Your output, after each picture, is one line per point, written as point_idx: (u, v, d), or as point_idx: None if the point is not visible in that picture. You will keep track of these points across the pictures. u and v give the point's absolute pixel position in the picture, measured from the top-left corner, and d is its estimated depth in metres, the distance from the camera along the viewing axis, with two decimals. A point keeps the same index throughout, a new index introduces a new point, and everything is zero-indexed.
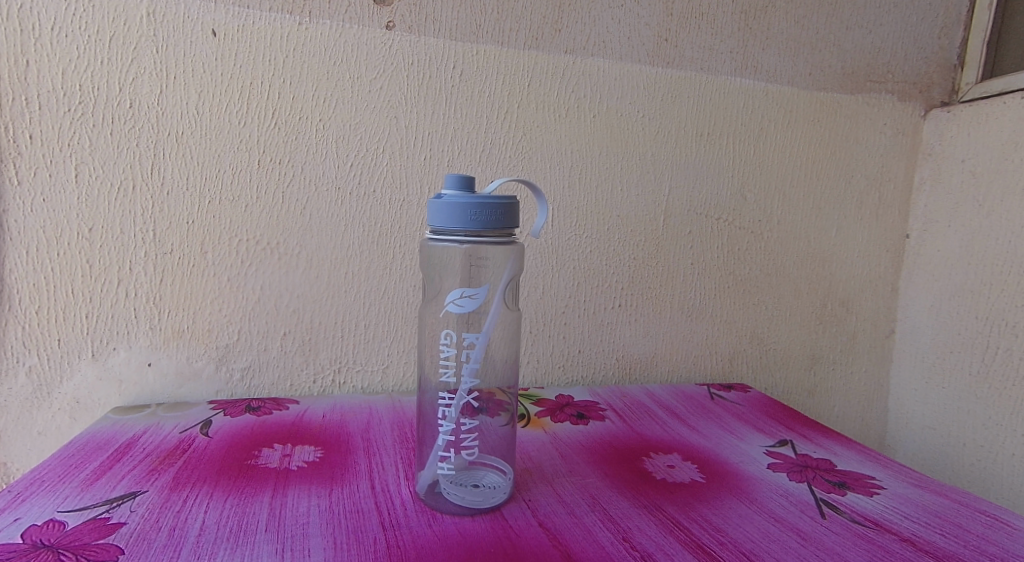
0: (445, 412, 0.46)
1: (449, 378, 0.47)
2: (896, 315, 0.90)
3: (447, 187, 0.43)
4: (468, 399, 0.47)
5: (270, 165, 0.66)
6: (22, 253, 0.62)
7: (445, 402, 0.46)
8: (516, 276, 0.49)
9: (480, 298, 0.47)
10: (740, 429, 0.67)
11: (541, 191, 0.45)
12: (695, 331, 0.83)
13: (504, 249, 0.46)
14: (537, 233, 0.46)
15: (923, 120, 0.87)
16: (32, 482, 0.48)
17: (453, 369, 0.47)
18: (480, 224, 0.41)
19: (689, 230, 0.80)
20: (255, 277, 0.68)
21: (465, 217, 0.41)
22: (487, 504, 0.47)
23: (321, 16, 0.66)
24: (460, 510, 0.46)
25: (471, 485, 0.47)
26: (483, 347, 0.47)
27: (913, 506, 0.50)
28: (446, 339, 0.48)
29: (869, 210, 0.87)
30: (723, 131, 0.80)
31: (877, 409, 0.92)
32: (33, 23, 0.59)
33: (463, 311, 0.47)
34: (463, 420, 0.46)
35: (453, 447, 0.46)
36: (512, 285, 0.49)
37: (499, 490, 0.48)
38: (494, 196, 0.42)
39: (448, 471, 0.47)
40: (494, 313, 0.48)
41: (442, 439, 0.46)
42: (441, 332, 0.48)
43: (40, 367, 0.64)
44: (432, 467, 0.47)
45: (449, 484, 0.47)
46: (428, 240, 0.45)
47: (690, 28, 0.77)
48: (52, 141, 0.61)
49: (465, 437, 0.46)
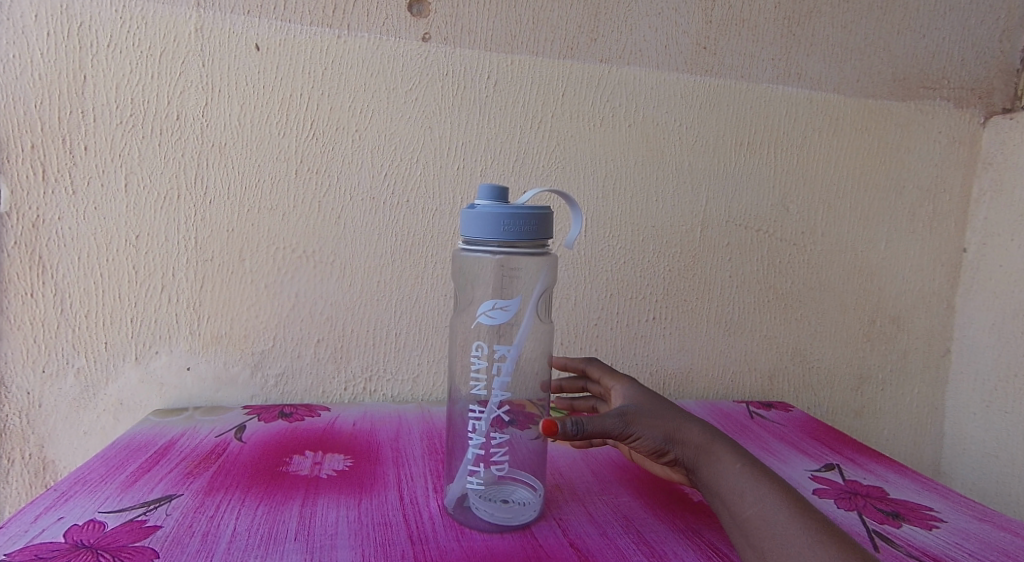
0: (475, 425, 0.45)
1: (480, 391, 0.46)
2: (951, 333, 0.86)
3: (480, 198, 0.43)
4: (499, 413, 0.45)
5: (307, 175, 0.67)
6: (74, 258, 0.64)
7: (475, 416, 0.45)
8: (549, 288, 0.48)
9: (513, 309, 0.45)
10: (783, 451, 0.64)
11: (575, 202, 0.44)
12: (733, 347, 0.80)
13: (537, 258, 0.46)
14: (571, 245, 0.44)
15: (981, 127, 0.83)
16: (76, 481, 0.49)
17: (485, 383, 0.46)
18: (513, 235, 0.40)
19: (727, 242, 0.78)
20: (291, 284, 0.69)
21: (498, 227, 0.40)
22: (517, 522, 0.46)
23: (359, 29, 0.66)
24: (489, 526, 0.45)
25: (501, 501, 0.46)
26: (514, 360, 0.46)
27: (976, 541, 0.47)
28: (477, 351, 0.47)
29: (922, 222, 0.83)
30: (764, 139, 0.78)
31: (931, 432, 0.87)
32: (90, 39, 0.61)
33: (495, 322, 0.46)
34: (493, 434, 0.45)
35: (482, 462, 0.45)
36: (545, 298, 0.48)
37: (529, 507, 0.47)
38: (527, 207, 0.41)
39: (478, 486, 0.46)
40: (526, 323, 0.47)
41: (471, 452, 0.45)
42: (473, 343, 0.47)
43: (87, 368, 0.66)
44: (462, 481, 0.46)
45: (478, 499, 0.46)
46: (461, 251, 0.44)
47: (730, 35, 0.75)
48: (105, 152, 0.63)
49: (494, 452, 0.45)
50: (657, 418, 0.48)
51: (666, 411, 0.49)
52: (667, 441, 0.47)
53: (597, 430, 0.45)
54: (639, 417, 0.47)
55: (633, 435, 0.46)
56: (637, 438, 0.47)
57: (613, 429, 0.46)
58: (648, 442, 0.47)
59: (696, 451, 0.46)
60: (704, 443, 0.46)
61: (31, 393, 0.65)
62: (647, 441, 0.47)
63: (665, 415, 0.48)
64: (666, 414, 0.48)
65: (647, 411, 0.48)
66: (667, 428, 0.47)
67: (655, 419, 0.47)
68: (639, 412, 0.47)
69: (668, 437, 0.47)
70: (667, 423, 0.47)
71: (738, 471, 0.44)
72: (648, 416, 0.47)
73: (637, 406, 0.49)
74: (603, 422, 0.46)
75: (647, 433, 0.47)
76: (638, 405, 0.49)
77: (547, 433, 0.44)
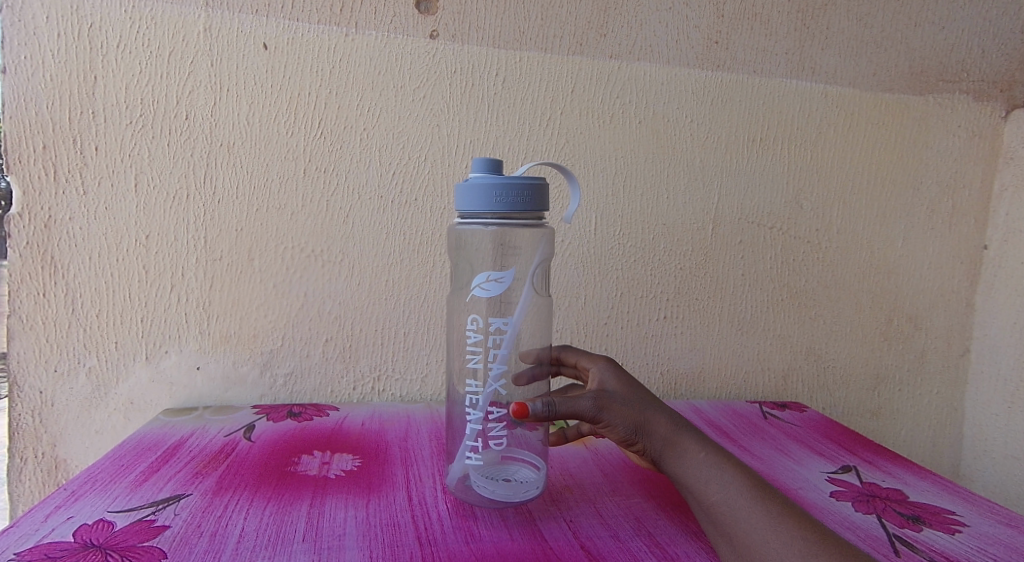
0: (474, 401, 0.45)
1: (477, 365, 0.46)
2: (971, 333, 0.84)
3: (476, 169, 0.42)
4: (496, 388, 0.45)
5: (316, 173, 0.67)
6: (85, 259, 0.64)
7: (473, 391, 0.45)
8: (547, 260, 0.48)
9: (507, 281, 0.45)
10: (798, 452, 0.63)
11: (570, 171, 0.44)
12: (747, 346, 0.79)
13: (532, 231, 0.48)
14: (569, 219, 0.43)
15: (1003, 121, 0.81)
16: (86, 481, 0.49)
17: (480, 356, 0.46)
18: (512, 203, 0.40)
19: (740, 239, 0.76)
20: (299, 283, 0.69)
21: (497, 196, 0.40)
22: (518, 498, 0.46)
23: (367, 27, 0.66)
24: (491, 503, 0.46)
25: (502, 479, 0.46)
26: (512, 335, 0.45)
27: (1000, 546, 0.46)
28: (473, 324, 0.46)
29: (941, 219, 0.81)
30: (778, 135, 0.76)
31: (950, 434, 0.86)
32: (100, 40, 0.62)
33: (490, 295, 0.45)
34: (491, 410, 0.45)
35: (481, 438, 0.45)
36: (542, 270, 0.48)
37: (530, 485, 0.47)
38: (525, 177, 0.40)
39: (477, 463, 0.46)
40: (524, 297, 0.47)
41: (470, 428, 0.45)
42: (467, 317, 0.47)
43: (98, 368, 0.66)
44: (461, 460, 0.47)
45: (479, 476, 0.46)
46: (459, 224, 0.43)
47: (742, 30, 0.74)
48: (115, 152, 0.63)
49: (493, 428, 0.45)
50: (630, 407, 0.46)
51: (638, 398, 0.47)
52: (636, 432, 0.46)
53: (570, 412, 0.44)
54: (611, 404, 0.46)
55: (604, 421, 0.45)
56: (607, 424, 0.45)
57: (586, 412, 0.45)
58: (617, 431, 0.46)
59: (662, 443, 0.46)
60: (670, 436, 0.46)
61: (43, 392, 0.65)
62: (617, 429, 0.46)
63: (636, 403, 0.47)
64: (638, 403, 0.47)
65: (620, 397, 0.47)
66: (638, 418, 0.46)
67: (628, 407, 0.46)
68: (613, 398, 0.46)
69: (637, 428, 0.46)
70: (638, 413, 0.46)
71: (701, 459, 0.44)
72: (622, 403, 0.46)
73: (612, 391, 0.47)
74: (576, 404, 0.44)
75: (617, 421, 0.45)
76: (613, 390, 0.47)
77: (517, 415, 0.42)
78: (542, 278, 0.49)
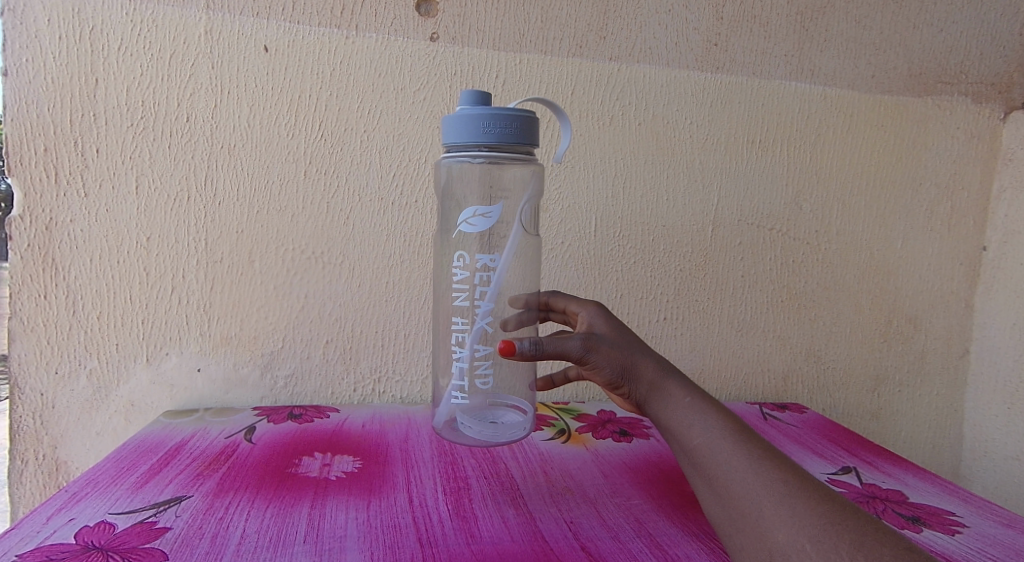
0: (461, 338, 0.49)
1: (463, 302, 0.49)
2: (971, 334, 0.84)
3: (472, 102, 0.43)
4: (484, 327, 0.49)
5: (317, 176, 0.67)
6: (86, 261, 0.64)
7: (461, 328, 0.49)
8: (536, 200, 0.52)
9: (494, 216, 0.48)
10: (799, 453, 0.63)
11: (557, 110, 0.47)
12: (746, 347, 0.79)
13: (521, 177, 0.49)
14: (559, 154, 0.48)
15: (1002, 123, 0.81)
16: (87, 482, 0.49)
17: (467, 294, 0.48)
18: (514, 133, 0.42)
19: (739, 240, 0.77)
20: (300, 286, 0.69)
21: (500, 125, 0.41)
22: (504, 438, 0.49)
23: (368, 30, 0.66)
24: (478, 442, 0.49)
25: (489, 421, 0.50)
26: (498, 272, 0.48)
27: (1000, 547, 0.46)
28: (460, 261, 0.49)
29: (940, 220, 0.82)
30: (777, 137, 0.77)
31: (949, 435, 0.86)
32: (102, 43, 0.62)
33: (478, 230, 0.48)
34: (478, 347, 0.49)
35: (468, 375, 0.49)
36: (530, 211, 0.51)
37: (517, 427, 0.51)
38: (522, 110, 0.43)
39: (463, 402, 0.49)
40: (513, 236, 0.50)
41: (457, 366, 0.49)
42: (455, 254, 0.49)
43: (99, 370, 0.66)
44: (449, 403, 0.50)
45: (467, 417, 0.49)
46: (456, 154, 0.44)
47: (741, 32, 0.74)
48: (115, 155, 0.63)
49: (480, 365, 0.49)
50: (617, 350, 0.47)
51: (625, 343, 0.48)
52: (622, 375, 0.47)
53: (558, 351, 0.45)
54: (600, 345, 0.47)
55: (591, 362, 0.46)
56: (594, 365, 0.47)
57: (574, 352, 0.46)
58: (604, 372, 0.47)
59: (647, 388, 0.47)
60: (656, 380, 0.47)
61: (44, 394, 0.65)
62: (603, 370, 0.47)
63: (624, 347, 0.48)
64: (625, 347, 0.48)
65: (608, 340, 0.48)
66: (624, 362, 0.47)
67: (615, 350, 0.47)
68: (601, 340, 0.47)
69: (623, 371, 0.47)
70: (625, 356, 0.47)
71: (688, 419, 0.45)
72: (609, 346, 0.47)
73: (600, 334, 0.48)
74: (564, 344, 0.45)
75: (604, 363, 0.47)
76: (601, 334, 0.48)
77: (504, 353, 0.45)
78: (531, 220, 0.52)
